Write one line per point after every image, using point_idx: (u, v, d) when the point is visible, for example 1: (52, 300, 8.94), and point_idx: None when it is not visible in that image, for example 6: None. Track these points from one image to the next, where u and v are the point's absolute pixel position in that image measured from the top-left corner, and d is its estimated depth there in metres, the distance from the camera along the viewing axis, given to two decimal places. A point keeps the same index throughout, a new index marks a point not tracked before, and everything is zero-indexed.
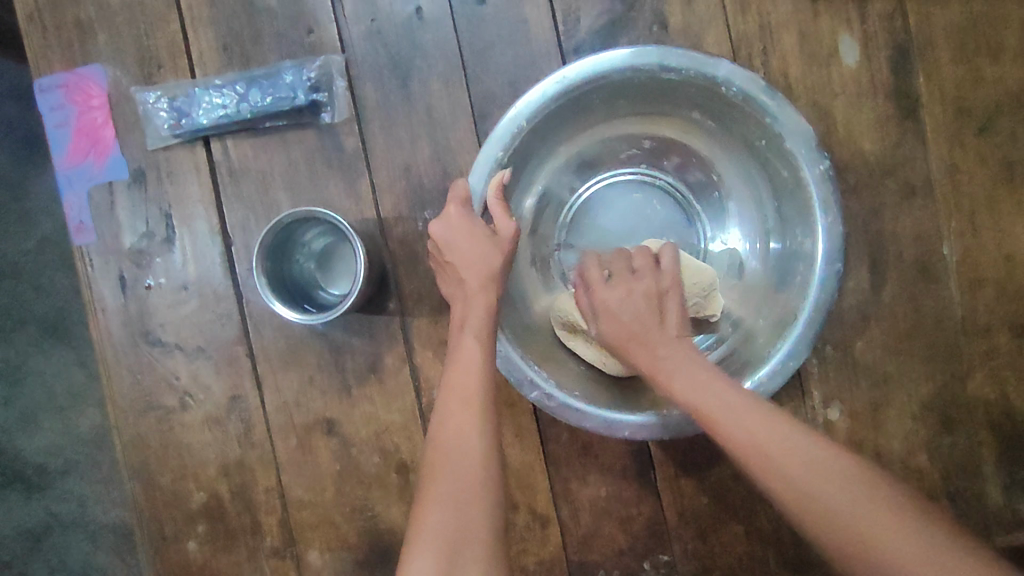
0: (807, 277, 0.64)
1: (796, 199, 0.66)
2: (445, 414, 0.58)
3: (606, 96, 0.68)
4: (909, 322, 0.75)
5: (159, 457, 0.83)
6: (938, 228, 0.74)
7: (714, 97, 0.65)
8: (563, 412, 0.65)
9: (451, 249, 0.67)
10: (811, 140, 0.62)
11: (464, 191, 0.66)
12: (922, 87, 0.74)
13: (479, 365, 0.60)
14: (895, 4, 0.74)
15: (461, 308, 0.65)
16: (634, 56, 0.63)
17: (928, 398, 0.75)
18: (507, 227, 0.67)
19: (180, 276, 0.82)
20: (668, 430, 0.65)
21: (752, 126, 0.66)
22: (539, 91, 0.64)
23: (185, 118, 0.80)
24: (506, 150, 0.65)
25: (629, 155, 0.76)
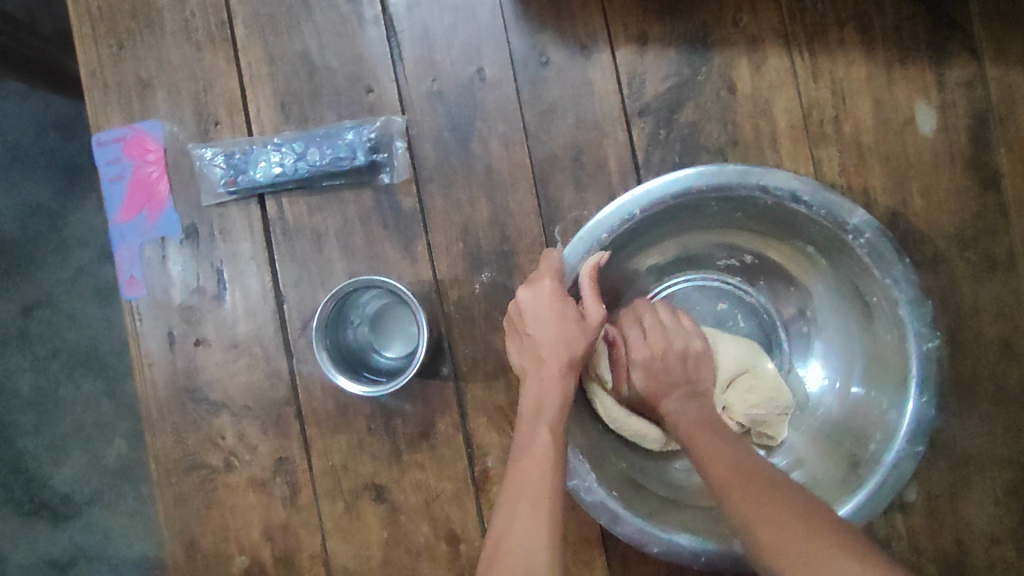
0: (882, 446, 0.59)
1: (892, 371, 0.61)
2: (513, 518, 0.54)
3: (724, 208, 0.64)
4: (991, 403, 0.71)
5: (202, 517, 0.81)
6: (1022, 305, 0.71)
7: (833, 239, 0.61)
8: (601, 512, 0.61)
9: (534, 322, 0.62)
10: (928, 314, 0.58)
11: (558, 266, 0.62)
12: (1003, 158, 0.71)
13: (555, 462, 0.57)
14: (975, 72, 0.71)
15: (536, 389, 0.61)
16: (767, 179, 0.59)
17: (1013, 482, 0.71)
18: (596, 313, 0.62)
19: (230, 333, 0.80)
20: (702, 560, 0.61)
21: (866, 280, 0.61)
22: (663, 182, 0.60)
23: (241, 175, 0.79)
24: (611, 234, 0.61)
25: (726, 264, 0.73)
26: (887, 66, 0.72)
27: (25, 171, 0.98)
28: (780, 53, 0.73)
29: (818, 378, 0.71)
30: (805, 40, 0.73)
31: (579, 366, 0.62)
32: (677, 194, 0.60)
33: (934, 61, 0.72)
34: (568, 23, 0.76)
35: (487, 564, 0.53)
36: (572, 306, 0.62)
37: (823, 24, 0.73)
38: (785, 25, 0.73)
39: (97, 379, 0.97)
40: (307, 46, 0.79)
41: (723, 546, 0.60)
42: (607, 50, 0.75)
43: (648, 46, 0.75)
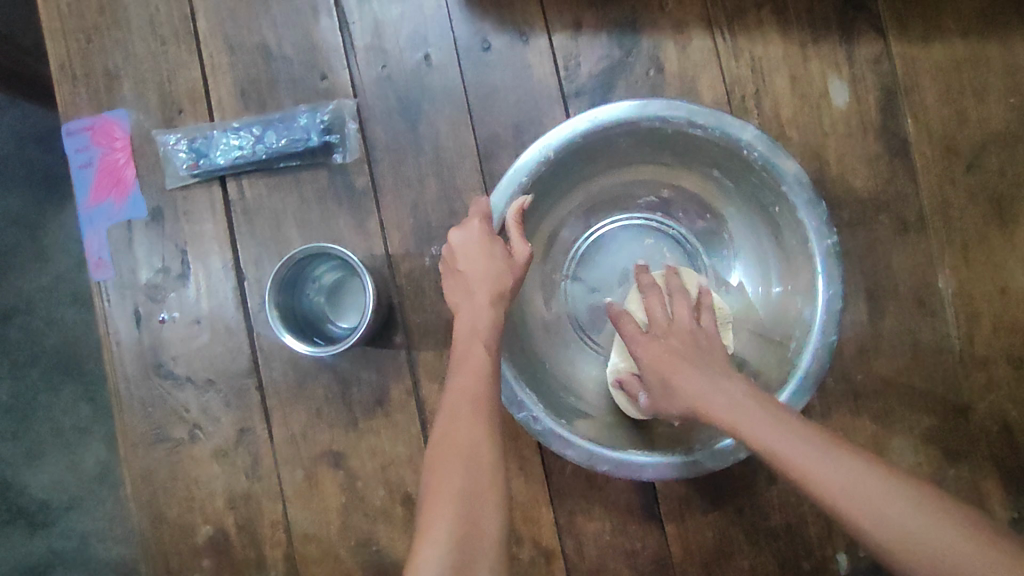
0: (804, 339, 0.65)
1: (802, 267, 0.67)
2: (455, 414, 0.59)
3: (634, 142, 0.71)
4: (909, 355, 0.76)
5: (167, 489, 0.84)
6: (933, 262, 0.76)
7: (734, 157, 0.68)
8: (554, 438, 0.66)
9: (465, 260, 0.69)
10: (823, 213, 0.64)
11: (486, 207, 0.68)
12: (910, 127, 0.77)
13: (488, 369, 0.62)
14: (881, 48, 0.77)
15: (469, 315, 0.66)
16: (661, 109, 0.65)
17: (931, 429, 0.76)
18: (522, 248, 0.68)
19: (193, 310, 0.84)
20: (650, 472, 0.65)
21: (769, 192, 0.68)
22: (573, 125, 0.67)
23: (203, 159, 0.83)
24: (530, 176, 0.68)
25: (646, 202, 0.80)
26: (801, 45, 0.78)
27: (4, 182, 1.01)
28: (703, 35, 0.79)
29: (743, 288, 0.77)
30: (726, 22, 0.79)
31: (508, 298, 0.68)
32: (585, 132, 0.67)
33: (844, 40, 0.77)
34: (507, 11, 0.81)
35: (432, 453, 0.58)
36: (499, 243, 0.68)
37: (742, 7, 0.79)
38: (707, 9, 0.79)
39: (75, 387, 1.00)
40: (264, 36, 0.84)
41: (666, 459, 0.66)
42: (544, 35, 0.81)
43: (581, 30, 0.80)
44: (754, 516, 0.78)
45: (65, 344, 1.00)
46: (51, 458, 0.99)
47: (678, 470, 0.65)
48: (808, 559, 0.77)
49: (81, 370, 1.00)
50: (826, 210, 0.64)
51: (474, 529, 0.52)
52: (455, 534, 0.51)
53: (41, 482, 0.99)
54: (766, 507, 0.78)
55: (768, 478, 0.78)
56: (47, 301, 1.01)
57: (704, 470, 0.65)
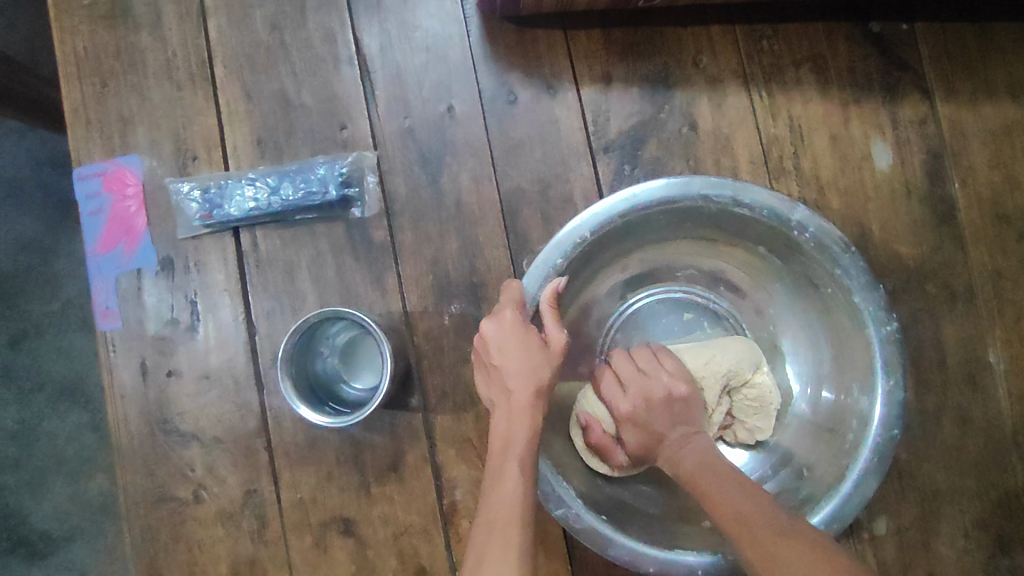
0: (860, 434, 0.60)
1: (858, 359, 0.63)
2: (485, 552, 0.52)
3: (673, 220, 0.66)
4: (959, 435, 0.71)
5: (168, 551, 0.80)
6: (984, 336, 0.72)
7: (782, 236, 0.64)
8: (591, 537, 0.60)
9: (499, 353, 0.62)
10: (881, 298, 0.60)
11: (519, 294, 0.62)
12: (958, 192, 0.73)
13: (524, 500, 0.55)
14: (927, 110, 0.74)
15: (505, 425, 0.60)
16: (701, 187, 0.61)
17: (983, 514, 0.70)
18: (560, 338, 0.62)
19: (202, 364, 0.81)
20: (700, 573, 0.60)
21: (821, 272, 0.63)
22: (608, 205, 0.62)
23: (217, 210, 0.81)
24: (566, 260, 0.62)
25: (685, 275, 0.75)
26: (842, 104, 0.74)
27: (17, 205, 0.98)
28: (739, 92, 0.76)
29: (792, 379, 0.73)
30: (763, 81, 0.75)
31: (547, 394, 0.61)
32: (622, 213, 0.62)
33: (887, 100, 0.74)
34: (534, 63, 0.78)
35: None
36: (534, 333, 0.62)
37: (779, 65, 0.75)
38: (743, 66, 0.76)
39: (81, 433, 0.97)
40: (284, 85, 0.81)
41: (716, 558, 0.60)
42: (572, 88, 0.78)
43: (612, 85, 0.77)
44: None
45: (70, 391, 0.97)
46: (52, 506, 0.96)
47: (727, 571, 0.60)
48: None
49: (89, 417, 0.97)
50: (884, 295, 0.60)
51: None
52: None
53: (39, 530, 0.96)
54: None
55: None
56: (54, 346, 0.98)
57: None
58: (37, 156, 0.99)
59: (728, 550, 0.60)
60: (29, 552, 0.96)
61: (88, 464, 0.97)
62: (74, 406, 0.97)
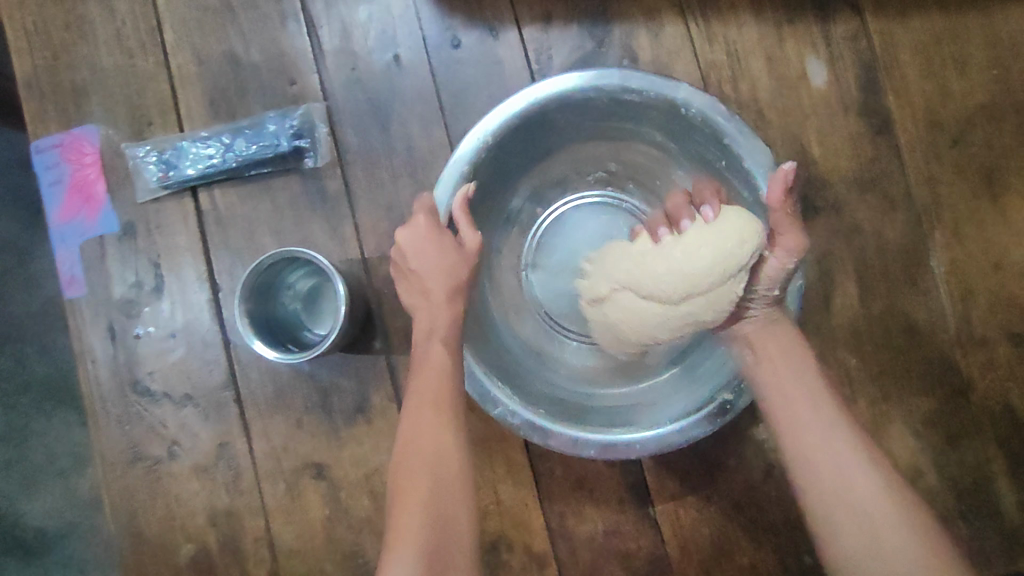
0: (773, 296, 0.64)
1: (756, 219, 0.65)
2: (416, 426, 0.56)
3: (570, 116, 0.68)
4: (905, 338, 0.72)
5: (147, 508, 0.81)
6: (924, 240, 0.73)
7: (673, 117, 0.65)
8: (529, 431, 0.62)
9: (416, 259, 0.60)
10: (769, 158, 0.61)
11: (430, 204, 0.61)
12: (892, 104, 0.75)
13: (449, 371, 0.58)
14: (858, 26, 0.75)
15: (427, 318, 0.60)
16: (592, 78, 0.63)
17: (931, 412, 0.72)
18: (475, 238, 0.61)
19: (169, 324, 0.82)
20: (641, 448, 0.62)
21: (712, 146, 0.65)
22: (505, 109, 0.63)
23: (173, 170, 0.82)
24: (471, 165, 0.63)
25: (595, 178, 0.77)
26: (776, 26, 0.76)
27: None
28: (675, 22, 0.77)
29: None
30: (698, 8, 0.77)
31: (467, 290, 0.61)
32: (521, 115, 0.63)
33: (819, 19, 0.76)
34: (475, 8, 0.80)
35: (395, 466, 0.56)
36: (449, 236, 0.61)
37: None
38: None
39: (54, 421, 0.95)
40: (232, 45, 0.83)
41: (657, 431, 0.62)
42: (514, 28, 0.79)
43: (551, 23, 0.79)
44: (753, 510, 0.73)
45: None
46: None
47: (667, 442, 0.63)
48: (811, 553, 0.73)
49: None
50: (766, 146, 0.61)
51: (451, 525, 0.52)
52: (427, 556, 0.50)
53: None
54: (761, 499, 0.73)
55: (765, 471, 0.73)
56: None
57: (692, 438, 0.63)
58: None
59: (662, 423, 0.63)
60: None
61: None
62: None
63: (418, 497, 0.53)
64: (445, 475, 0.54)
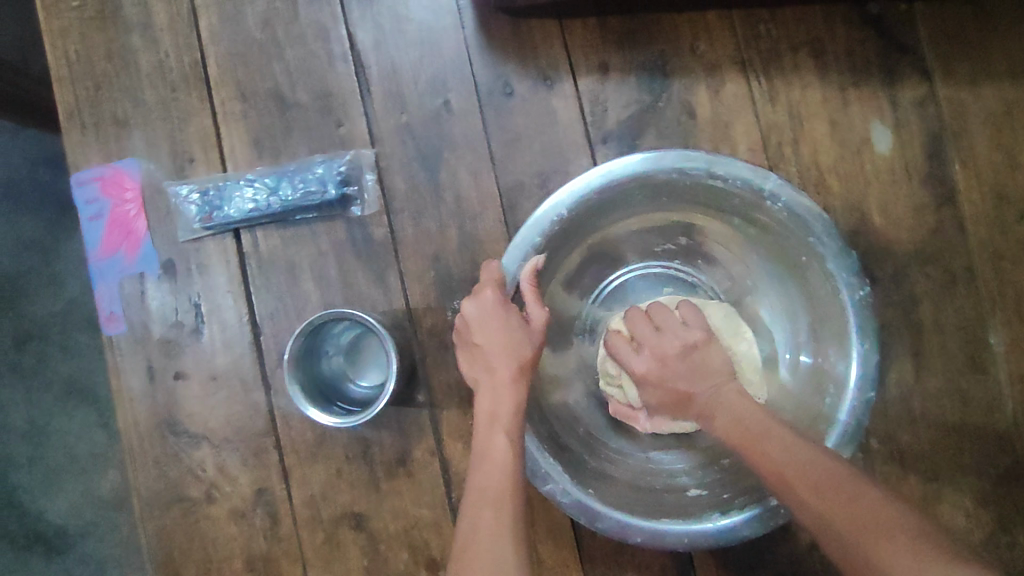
0: (837, 399, 0.61)
1: (832, 322, 0.64)
2: (476, 524, 0.56)
3: (649, 196, 0.67)
4: (960, 416, 0.71)
5: (183, 550, 0.81)
6: (984, 317, 0.72)
7: (756, 209, 0.64)
8: (579, 510, 0.63)
9: (481, 331, 0.65)
10: (854, 264, 0.61)
11: (498, 274, 0.65)
12: (958, 174, 0.73)
13: (512, 468, 0.59)
14: (926, 91, 0.73)
15: (489, 396, 0.63)
16: (678, 159, 0.62)
17: (985, 494, 0.71)
18: (541, 316, 0.65)
19: (209, 366, 0.82)
20: (686, 542, 0.62)
21: (794, 242, 0.64)
22: (586, 180, 0.63)
23: (217, 211, 0.81)
24: (544, 237, 0.64)
25: (663, 250, 0.76)
26: (841, 88, 0.74)
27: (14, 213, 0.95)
28: (737, 79, 0.75)
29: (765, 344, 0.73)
30: (761, 66, 0.75)
31: (530, 368, 0.65)
32: (599, 190, 0.63)
33: (887, 82, 0.73)
34: (530, 56, 0.78)
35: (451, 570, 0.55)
36: (515, 312, 0.65)
37: (777, 50, 0.75)
38: (741, 52, 0.75)
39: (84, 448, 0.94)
40: (278, 84, 0.81)
41: (699, 525, 0.62)
42: (569, 79, 0.77)
43: (608, 75, 0.77)
44: None
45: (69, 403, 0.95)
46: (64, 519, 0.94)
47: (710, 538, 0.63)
48: None
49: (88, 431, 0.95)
50: (855, 256, 0.61)
51: None
52: None
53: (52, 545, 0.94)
54: (804, 571, 0.73)
55: (811, 543, 0.73)
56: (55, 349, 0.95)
57: (733, 537, 0.62)
58: (33, 156, 0.95)
59: (709, 517, 0.63)
60: (45, 550, 0.94)
61: (96, 482, 0.95)
62: (83, 403, 0.94)
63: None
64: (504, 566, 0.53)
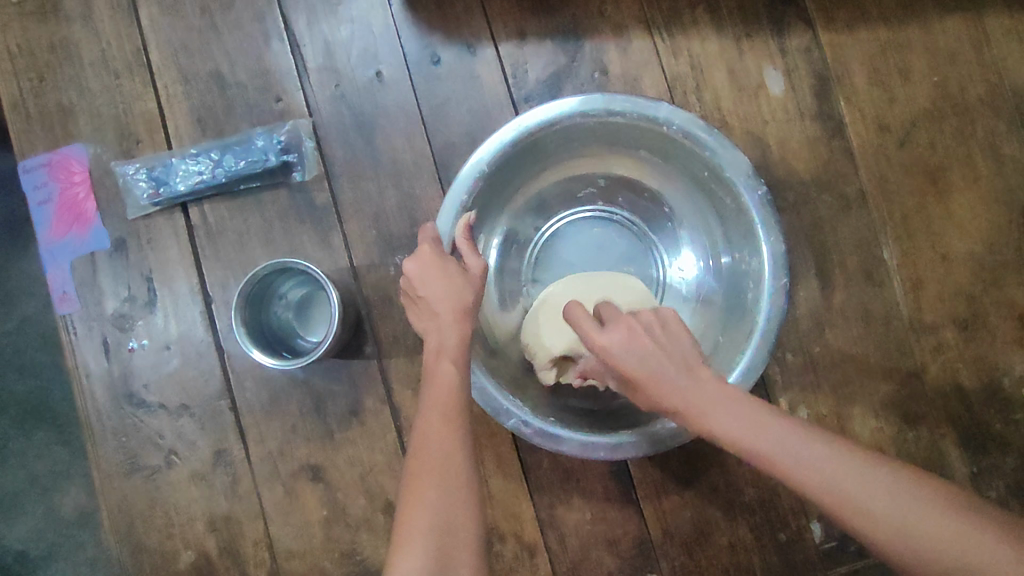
0: (757, 294, 0.67)
1: (739, 223, 0.70)
2: (427, 445, 0.57)
3: (560, 140, 0.73)
4: (862, 325, 0.78)
5: (146, 517, 0.83)
6: (876, 234, 0.79)
7: (658, 137, 0.70)
8: (542, 439, 0.67)
9: (424, 285, 0.66)
10: (748, 168, 0.67)
11: (434, 234, 0.68)
12: (844, 110, 0.81)
13: (456, 385, 0.61)
14: (810, 38, 0.81)
15: (434, 335, 0.65)
16: (578, 104, 0.68)
17: (889, 395, 0.78)
18: (478, 264, 0.68)
19: (162, 336, 0.84)
20: (645, 445, 0.66)
21: (696, 161, 0.70)
22: (498, 139, 0.69)
23: (163, 186, 0.84)
24: (470, 195, 0.70)
25: (585, 194, 0.80)
26: (735, 39, 0.82)
27: None
28: (642, 36, 0.82)
29: (693, 261, 0.78)
30: (663, 24, 0.82)
31: (473, 312, 0.66)
32: (513, 143, 0.69)
33: (775, 32, 0.81)
34: (453, 25, 0.84)
35: (405, 475, 0.57)
36: (453, 262, 0.67)
37: (676, 8, 0.82)
38: (644, 12, 0.82)
39: None
40: (217, 64, 0.86)
41: (657, 430, 0.67)
42: (491, 45, 0.83)
43: (526, 39, 0.83)
44: (728, 492, 0.78)
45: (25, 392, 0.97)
46: None
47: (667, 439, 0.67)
48: (784, 530, 0.78)
49: None
50: (747, 161, 0.67)
51: (458, 536, 0.52)
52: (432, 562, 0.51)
53: None
54: (736, 480, 0.78)
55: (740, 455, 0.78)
56: None
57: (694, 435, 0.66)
58: None
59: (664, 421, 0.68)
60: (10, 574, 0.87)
61: None
62: (41, 424, 0.89)
63: (427, 505, 0.54)
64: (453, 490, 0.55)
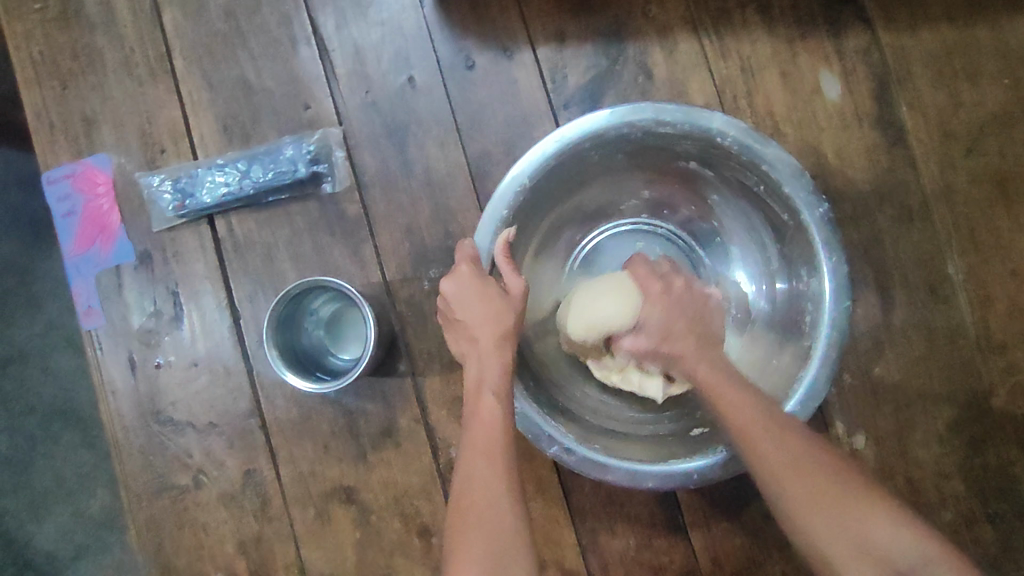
0: (817, 315, 0.63)
1: (798, 241, 0.66)
2: (470, 490, 0.55)
3: (604, 153, 0.69)
4: (925, 345, 0.74)
5: (175, 538, 0.81)
6: (941, 248, 0.74)
7: (709, 148, 0.66)
8: (586, 466, 0.63)
9: (463, 309, 0.65)
10: (809, 183, 0.63)
11: (473, 252, 0.65)
12: (905, 114, 0.76)
13: (502, 425, 0.58)
14: (869, 38, 0.76)
15: (476, 367, 0.63)
16: (625, 114, 0.64)
17: (953, 418, 0.73)
18: (518, 284, 0.65)
19: (190, 352, 0.82)
20: (697, 478, 0.63)
21: (746, 172, 0.66)
22: (539, 151, 0.65)
23: (189, 198, 0.82)
24: (510, 209, 0.65)
25: (629, 206, 0.77)
26: (788, 40, 0.77)
27: None
28: (689, 38, 0.78)
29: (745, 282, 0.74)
30: (711, 24, 0.78)
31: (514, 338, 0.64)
32: (555, 155, 0.65)
33: (832, 32, 0.76)
34: (488, 28, 0.80)
35: (450, 522, 0.55)
36: (493, 284, 0.65)
37: (725, 8, 0.78)
38: (691, 12, 0.78)
39: None
40: (244, 71, 0.82)
41: (708, 460, 0.63)
42: (528, 49, 0.79)
43: (566, 42, 0.79)
44: None
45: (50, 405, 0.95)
46: None
47: (719, 470, 0.63)
48: None
49: None
50: (807, 175, 0.63)
51: None
52: None
53: None
54: None
55: None
56: None
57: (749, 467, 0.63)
58: None
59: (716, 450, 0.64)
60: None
61: None
62: (66, 440, 0.87)
63: (474, 557, 0.51)
64: (499, 537, 0.53)
